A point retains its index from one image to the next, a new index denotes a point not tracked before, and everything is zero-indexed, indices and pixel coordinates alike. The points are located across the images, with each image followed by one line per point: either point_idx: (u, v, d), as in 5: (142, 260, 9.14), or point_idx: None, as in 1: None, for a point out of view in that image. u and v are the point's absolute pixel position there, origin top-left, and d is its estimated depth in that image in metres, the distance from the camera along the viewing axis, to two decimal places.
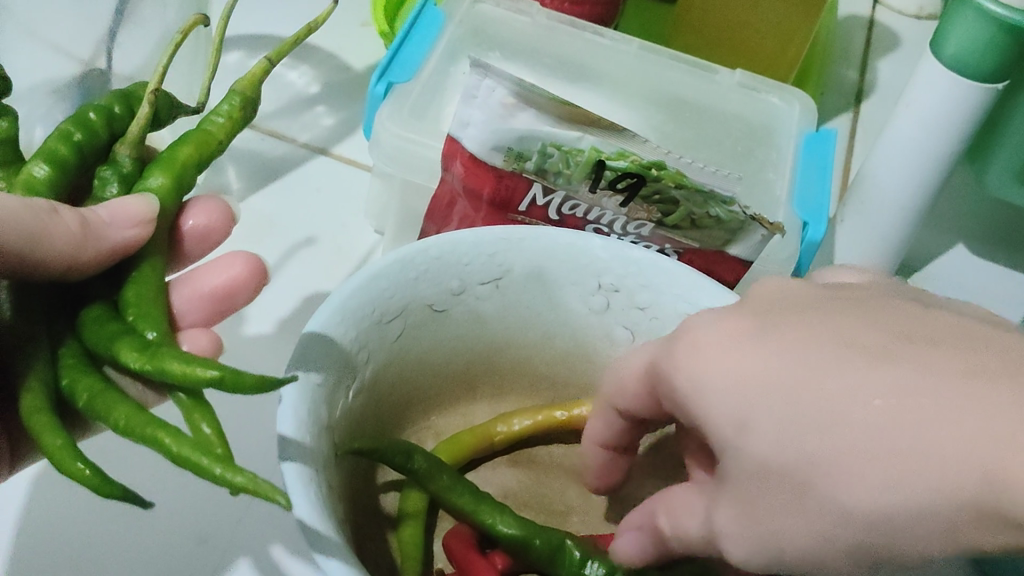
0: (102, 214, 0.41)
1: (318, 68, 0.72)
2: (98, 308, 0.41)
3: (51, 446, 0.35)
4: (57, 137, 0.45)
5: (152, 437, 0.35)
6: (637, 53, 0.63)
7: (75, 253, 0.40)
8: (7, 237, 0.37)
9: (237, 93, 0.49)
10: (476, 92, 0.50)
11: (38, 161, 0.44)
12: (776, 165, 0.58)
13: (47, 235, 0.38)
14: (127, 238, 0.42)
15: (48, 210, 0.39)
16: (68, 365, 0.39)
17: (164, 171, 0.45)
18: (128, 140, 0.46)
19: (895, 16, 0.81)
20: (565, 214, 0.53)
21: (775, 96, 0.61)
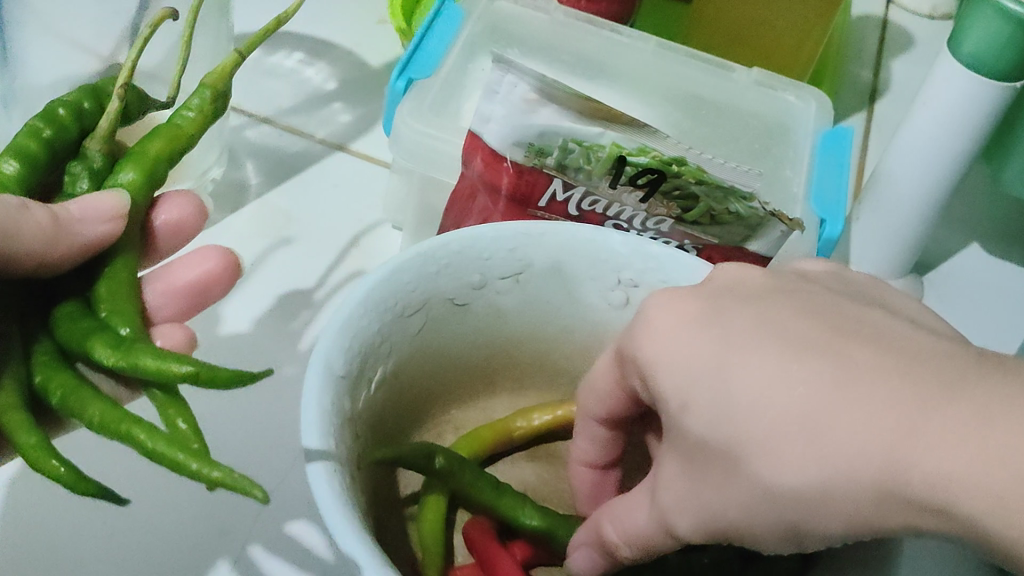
0: (74, 211, 0.40)
1: (336, 64, 0.73)
2: (71, 305, 0.40)
3: (25, 443, 0.36)
4: (27, 133, 0.45)
5: (126, 433, 0.35)
6: (654, 50, 0.63)
7: (46, 249, 0.39)
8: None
9: (208, 87, 0.48)
10: (497, 87, 0.52)
11: (6, 157, 0.44)
12: (794, 162, 0.58)
13: (14, 233, 0.38)
14: (97, 234, 0.41)
15: (18, 207, 0.39)
16: (41, 362, 0.39)
17: (136, 168, 0.45)
18: (97, 135, 0.46)
19: (909, 16, 0.81)
20: (584, 210, 0.53)
21: (790, 93, 0.62)
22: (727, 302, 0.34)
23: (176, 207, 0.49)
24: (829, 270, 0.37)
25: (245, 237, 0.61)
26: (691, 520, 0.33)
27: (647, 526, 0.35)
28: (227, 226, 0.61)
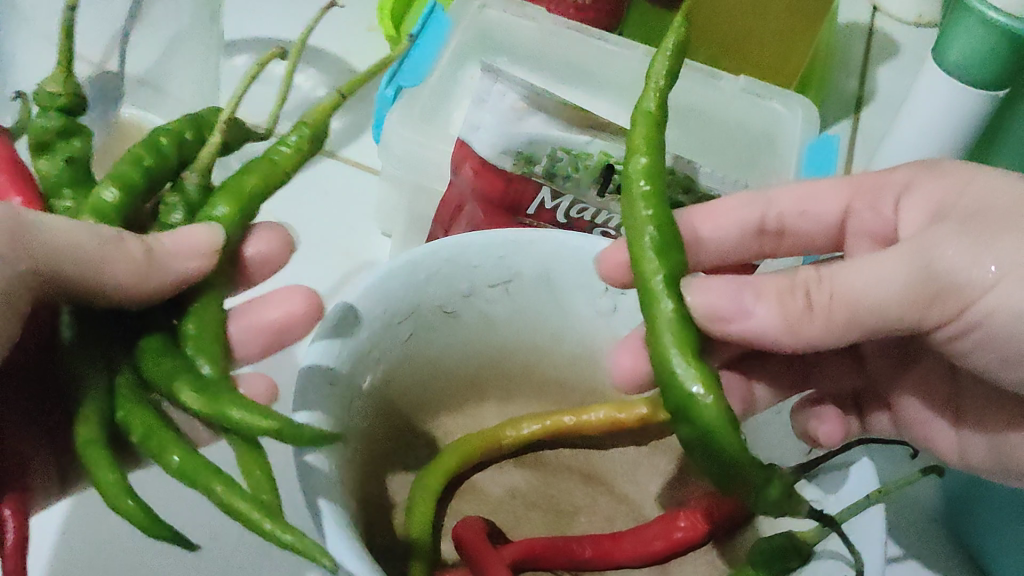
0: (167, 244, 0.40)
1: (325, 72, 0.71)
2: (157, 338, 0.40)
3: (104, 480, 0.35)
4: (127, 158, 0.43)
5: (202, 484, 0.34)
6: (643, 58, 0.63)
7: (137, 286, 0.38)
8: (58, 266, 0.36)
9: (307, 123, 0.45)
10: (486, 97, 0.54)
11: (108, 184, 0.42)
12: (780, 171, 0.59)
13: (102, 266, 0.37)
14: (188, 270, 0.40)
15: (114, 239, 0.38)
16: (122, 394, 0.38)
17: (229, 199, 0.43)
18: (196, 167, 0.44)
19: (894, 24, 0.81)
20: (572, 217, 0.55)
21: (777, 101, 0.62)
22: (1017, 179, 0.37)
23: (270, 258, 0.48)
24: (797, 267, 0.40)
25: None
26: (901, 264, 0.35)
27: (894, 267, 0.35)
28: None
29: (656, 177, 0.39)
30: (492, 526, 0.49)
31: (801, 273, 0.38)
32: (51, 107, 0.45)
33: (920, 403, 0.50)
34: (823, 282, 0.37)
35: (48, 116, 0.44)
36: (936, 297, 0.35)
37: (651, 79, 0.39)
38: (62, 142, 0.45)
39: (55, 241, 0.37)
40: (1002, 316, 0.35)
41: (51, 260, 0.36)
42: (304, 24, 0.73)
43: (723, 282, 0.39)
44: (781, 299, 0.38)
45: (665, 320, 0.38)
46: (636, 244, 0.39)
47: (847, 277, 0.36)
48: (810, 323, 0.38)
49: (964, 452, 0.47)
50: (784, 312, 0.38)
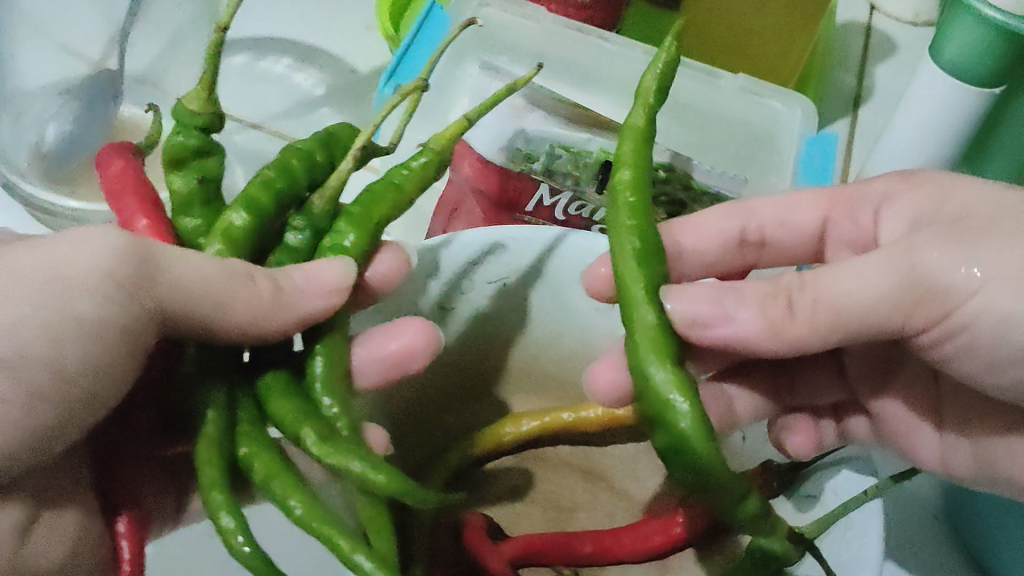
0: (296, 281, 0.39)
1: (326, 71, 0.70)
2: (281, 375, 0.40)
3: (225, 528, 0.34)
4: (259, 182, 0.41)
5: (327, 535, 0.34)
6: (642, 57, 0.62)
7: (264, 321, 0.39)
8: (190, 300, 0.37)
9: (428, 150, 0.44)
10: (484, 94, 0.57)
11: (236, 208, 0.41)
12: (777, 168, 0.60)
13: (231, 302, 0.37)
14: (319, 308, 0.40)
15: (245, 275, 0.38)
16: (243, 431, 0.38)
17: (353, 222, 0.43)
18: (324, 193, 0.43)
19: (892, 23, 0.80)
20: (570, 214, 0.55)
21: (777, 100, 0.61)
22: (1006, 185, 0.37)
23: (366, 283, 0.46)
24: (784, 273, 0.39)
25: None
26: (889, 266, 0.34)
27: (879, 271, 0.34)
28: None
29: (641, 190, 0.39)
30: (492, 522, 0.49)
31: (784, 280, 0.37)
32: (192, 127, 0.40)
33: (904, 408, 0.49)
34: (806, 287, 0.36)
35: (190, 138, 0.41)
36: (922, 299, 0.34)
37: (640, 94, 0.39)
38: (196, 160, 0.42)
39: (185, 283, 0.36)
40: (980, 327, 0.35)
41: (177, 302, 0.36)
42: (304, 23, 0.72)
43: (702, 290, 0.38)
44: (762, 304, 0.37)
45: (645, 330, 0.38)
46: (619, 256, 0.38)
47: (828, 280, 0.35)
48: (792, 328, 0.36)
49: (947, 461, 0.47)
50: (766, 317, 0.37)
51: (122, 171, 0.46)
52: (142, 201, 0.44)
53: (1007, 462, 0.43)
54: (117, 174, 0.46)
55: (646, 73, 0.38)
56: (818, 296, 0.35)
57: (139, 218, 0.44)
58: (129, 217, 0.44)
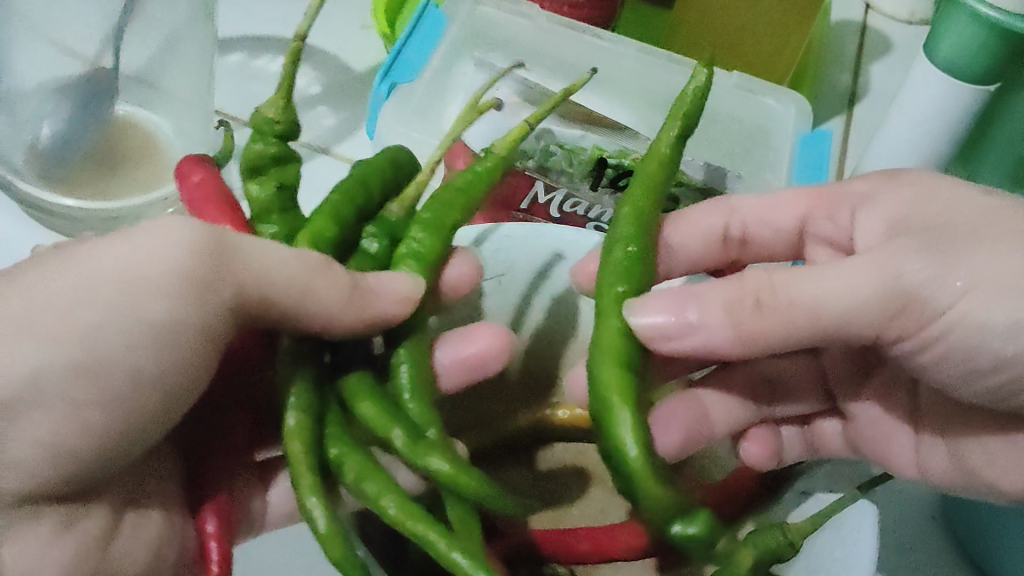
0: (373, 284, 0.39)
1: (321, 70, 0.70)
2: (358, 374, 0.39)
3: (319, 531, 0.33)
4: (339, 194, 0.42)
5: (422, 536, 0.32)
6: (635, 55, 0.63)
7: (346, 315, 0.37)
8: (269, 288, 0.36)
9: (494, 153, 0.44)
10: (479, 93, 0.58)
11: (319, 219, 0.41)
12: (774, 166, 0.60)
13: (316, 293, 0.36)
14: (391, 312, 0.39)
15: (323, 264, 0.37)
16: (333, 431, 0.37)
17: (426, 226, 0.43)
18: (402, 199, 0.44)
19: (887, 22, 0.81)
20: (566, 212, 0.55)
21: (770, 97, 0.62)
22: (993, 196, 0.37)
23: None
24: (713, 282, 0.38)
25: None
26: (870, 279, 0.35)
27: (857, 279, 0.35)
28: None
29: (644, 210, 0.41)
30: None
31: (748, 279, 0.36)
32: (270, 135, 0.42)
33: (882, 413, 0.50)
34: (777, 290, 0.36)
35: (268, 146, 0.42)
36: (903, 308, 0.35)
37: (663, 130, 0.41)
38: (276, 169, 0.43)
39: (263, 267, 0.36)
40: (958, 334, 0.35)
41: (256, 292, 0.36)
42: (299, 23, 0.72)
43: (663, 299, 0.37)
44: (725, 309, 0.36)
45: (610, 336, 0.38)
46: (606, 262, 0.40)
47: (803, 286, 0.35)
48: (756, 330, 0.36)
49: (923, 464, 0.47)
50: (733, 322, 0.36)
51: (203, 180, 0.45)
52: (227, 212, 0.44)
53: (985, 467, 0.43)
54: (198, 183, 0.45)
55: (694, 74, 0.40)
56: (793, 300, 0.35)
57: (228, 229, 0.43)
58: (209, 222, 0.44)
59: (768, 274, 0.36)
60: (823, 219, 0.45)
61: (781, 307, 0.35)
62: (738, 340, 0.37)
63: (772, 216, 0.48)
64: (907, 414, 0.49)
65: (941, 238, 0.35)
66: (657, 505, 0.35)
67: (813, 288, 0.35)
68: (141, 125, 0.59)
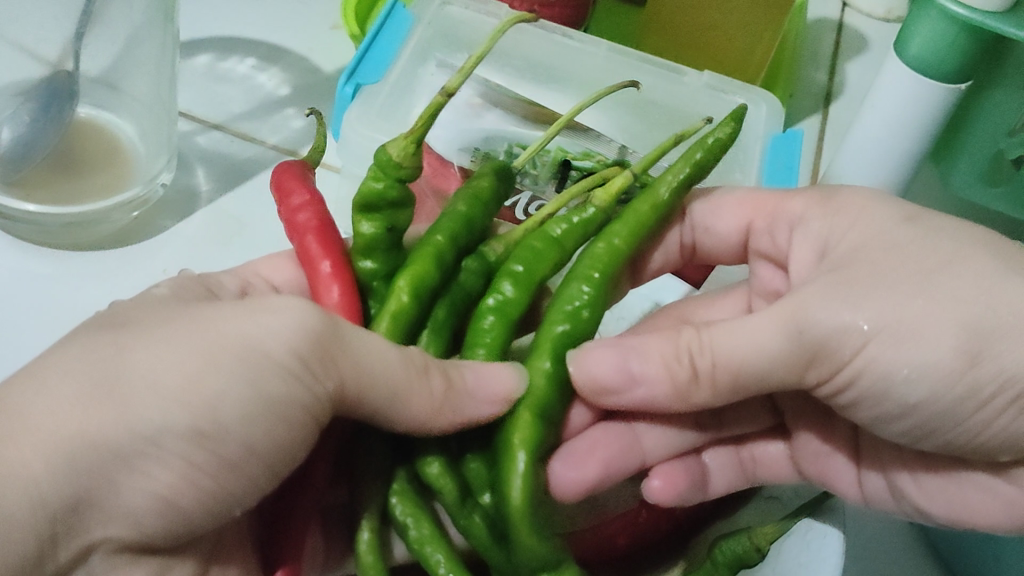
0: (470, 382, 0.40)
1: (289, 71, 0.69)
2: (437, 462, 0.42)
3: (365, 566, 0.40)
4: (431, 249, 0.44)
5: None
6: (606, 55, 0.62)
7: (431, 421, 0.39)
8: (366, 390, 0.37)
9: (594, 205, 0.47)
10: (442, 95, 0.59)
11: (402, 283, 0.43)
12: (744, 164, 0.60)
13: (406, 397, 0.38)
14: (484, 413, 0.41)
15: (422, 370, 0.39)
16: (398, 489, 0.42)
17: (517, 282, 0.45)
18: (509, 273, 0.45)
19: (863, 19, 0.81)
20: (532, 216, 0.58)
21: (741, 97, 0.61)
22: (935, 239, 0.37)
23: (284, 267, 0.49)
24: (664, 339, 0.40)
25: (197, 244, 0.59)
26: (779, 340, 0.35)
27: (767, 331, 0.37)
28: (181, 236, 0.59)
29: (610, 259, 0.45)
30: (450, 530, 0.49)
31: (684, 335, 0.39)
32: (393, 177, 0.43)
33: (820, 442, 0.50)
34: (704, 348, 0.38)
35: (390, 186, 0.43)
36: (812, 358, 0.37)
37: (667, 175, 0.46)
38: (391, 210, 0.44)
39: (366, 365, 0.37)
40: (866, 377, 0.37)
41: (355, 383, 0.37)
42: (269, 24, 0.72)
43: (605, 354, 0.41)
44: (666, 365, 0.39)
45: (540, 374, 0.42)
46: (565, 297, 0.44)
47: (723, 344, 0.38)
48: (694, 384, 0.39)
49: (871, 486, 0.47)
50: (671, 378, 0.39)
51: (306, 205, 0.46)
52: (325, 241, 0.45)
53: (911, 491, 0.44)
54: (299, 206, 0.46)
55: (702, 143, 0.46)
56: (716, 360, 0.38)
57: (322, 261, 0.44)
58: (312, 258, 0.45)
59: (698, 332, 0.39)
60: (764, 234, 0.47)
61: (702, 357, 0.38)
62: (680, 386, 0.39)
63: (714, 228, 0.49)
64: (847, 438, 0.49)
65: (850, 276, 0.36)
66: (532, 557, 0.40)
67: (742, 344, 0.37)
68: (106, 127, 0.58)
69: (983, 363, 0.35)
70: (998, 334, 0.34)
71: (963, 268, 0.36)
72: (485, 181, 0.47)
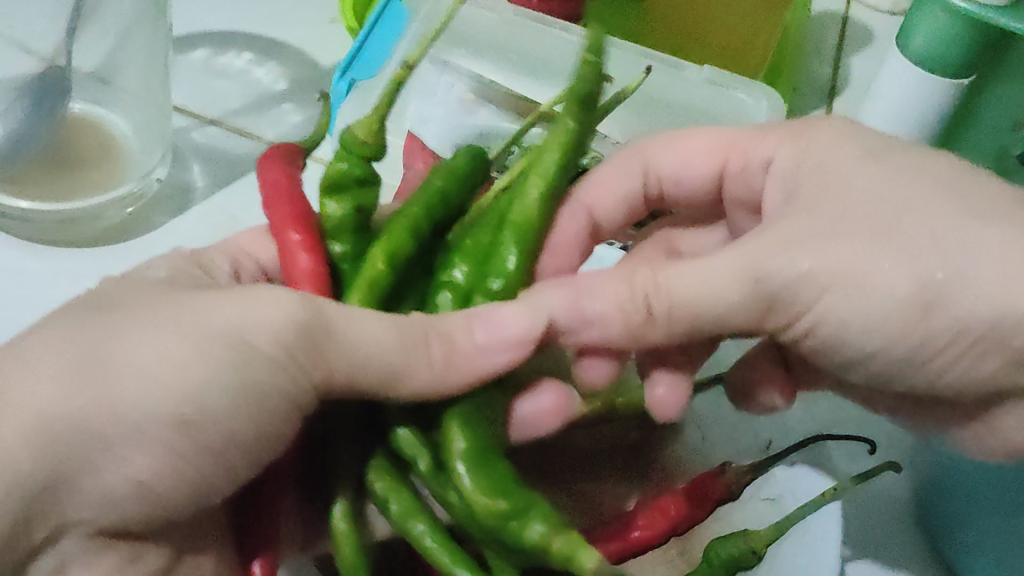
0: (477, 338, 0.36)
1: (286, 65, 0.69)
2: (409, 432, 0.38)
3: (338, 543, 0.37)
4: (408, 223, 0.42)
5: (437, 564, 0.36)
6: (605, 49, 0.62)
7: (439, 389, 0.36)
8: (359, 377, 0.35)
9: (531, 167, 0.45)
10: (436, 90, 0.60)
11: (378, 256, 0.41)
12: None
13: (403, 374, 0.35)
14: (494, 367, 0.36)
15: (420, 339, 0.35)
16: (375, 468, 0.38)
17: (468, 258, 0.43)
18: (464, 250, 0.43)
19: (870, 13, 0.80)
20: None
21: (742, 91, 0.60)
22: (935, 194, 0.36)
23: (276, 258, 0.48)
24: (623, 280, 0.37)
25: (194, 238, 0.58)
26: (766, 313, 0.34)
27: (724, 270, 0.35)
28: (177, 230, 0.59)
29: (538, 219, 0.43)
30: None
31: (639, 273, 0.37)
32: (357, 156, 0.42)
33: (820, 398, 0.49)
34: (660, 289, 0.36)
35: (354, 165, 0.42)
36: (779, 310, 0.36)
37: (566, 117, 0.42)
38: (357, 188, 0.43)
39: (351, 340, 0.34)
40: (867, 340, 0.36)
41: (341, 370, 0.34)
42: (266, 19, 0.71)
43: (555, 291, 0.37)
44: (617, 301, 0.36)
45: None
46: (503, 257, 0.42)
47: (683, 284, 0.36)
48: (651, 327, 0.36)
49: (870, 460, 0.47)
50: (623, 320, 0.36)
51: (275, 182, 0.44)
52: (295, 215, 0.43)
53: None
54: (272, 182, 0.44)
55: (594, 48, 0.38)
56: (672, 304, 0.36)
57: (290, 231, 0.42)
58: (280, 230, 0.42)
59: (651, 272, 0.37)
60: (739, 176, 0.45)
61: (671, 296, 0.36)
62: (639, 324, 0.36)
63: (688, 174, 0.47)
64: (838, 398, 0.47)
65: (811, 225, 0.36)
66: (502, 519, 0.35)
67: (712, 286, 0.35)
68: (99, 123, 0.58)
69: (937, 314, 0.34)
70: (956, 282, 0.34)
71: (955, 217, 0.35)
72: (459, 158, 0.45)
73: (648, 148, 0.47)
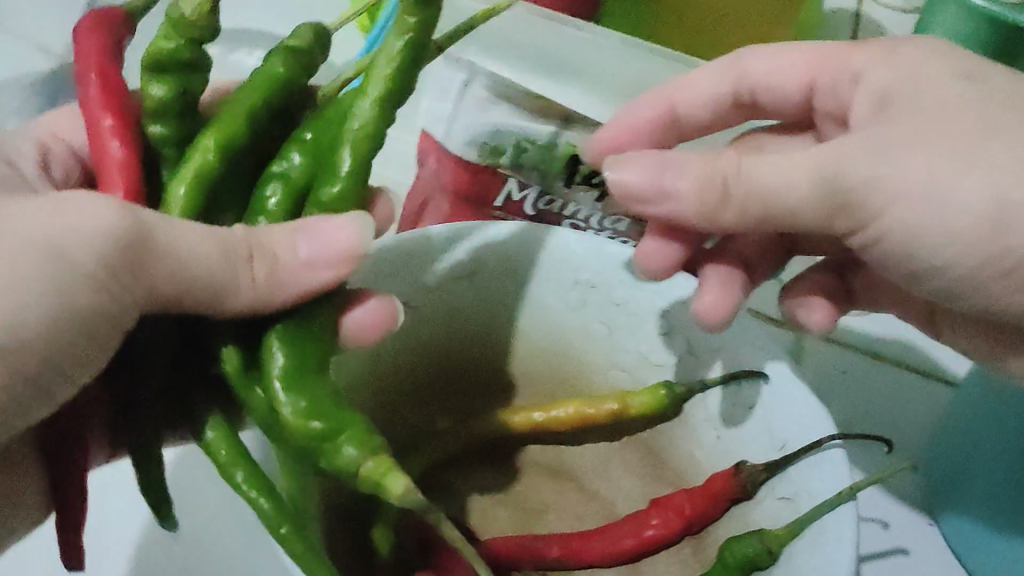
0: (301, 250, 0.36)
1: None
2: (232, 347, 0.36)
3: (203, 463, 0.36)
4: (241, 109, 0.38)
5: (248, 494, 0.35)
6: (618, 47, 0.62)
7: (259, 307, 0.36)
8: (178, 283, 0.35)
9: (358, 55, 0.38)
10: (448, 87, 0.60)
11: (206, 139, 0.37)
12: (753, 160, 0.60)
13: (227, 285, 0.35)
14: (312, 283, 0.37)
15: (239, 254, 0.36)
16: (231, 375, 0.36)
17: (305, 149, 0.39)
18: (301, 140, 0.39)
19: (882, 10, 0.79)
20: (541, 209, 0.60)
21: None
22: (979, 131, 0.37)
23: None
24: (710, 168, 0.40)
25: None
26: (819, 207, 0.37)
27: (801, 169, 0.38)
28: None
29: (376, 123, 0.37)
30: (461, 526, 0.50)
31: (722, 157, 0.40)
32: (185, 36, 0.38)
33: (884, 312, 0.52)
34: (741, 171, 0.39)
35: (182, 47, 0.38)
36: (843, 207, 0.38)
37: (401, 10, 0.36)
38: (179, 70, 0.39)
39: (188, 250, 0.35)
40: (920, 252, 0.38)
41: (180, 275, 0.35)
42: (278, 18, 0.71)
43: (643, 158, 0.41)
44: (697, 180, 0.40)
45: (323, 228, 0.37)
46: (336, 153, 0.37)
47: (763, 173, 0.39)
48: (723, 204, 0.40)
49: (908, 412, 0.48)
50: (698, 193, 0.40)
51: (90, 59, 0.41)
52: (109, 99, 0.40)
53: None
54: (92, 55, 0.41)
55: None
56: (751, 186, 0.39)
57: (103, 116, 0.40)
58: (94, 115, 0.40)
59: (735, 157, 0.40)
60: (827, 89, 0.47)
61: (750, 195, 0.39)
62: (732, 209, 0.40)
63: (776, 83, 0.49)
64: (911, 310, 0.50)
65: (899, 128, 0.38)
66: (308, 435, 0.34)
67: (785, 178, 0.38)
68: None
69: (1008, 235, 0.36)
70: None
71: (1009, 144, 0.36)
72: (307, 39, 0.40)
73: (746, 57, 0.50)
